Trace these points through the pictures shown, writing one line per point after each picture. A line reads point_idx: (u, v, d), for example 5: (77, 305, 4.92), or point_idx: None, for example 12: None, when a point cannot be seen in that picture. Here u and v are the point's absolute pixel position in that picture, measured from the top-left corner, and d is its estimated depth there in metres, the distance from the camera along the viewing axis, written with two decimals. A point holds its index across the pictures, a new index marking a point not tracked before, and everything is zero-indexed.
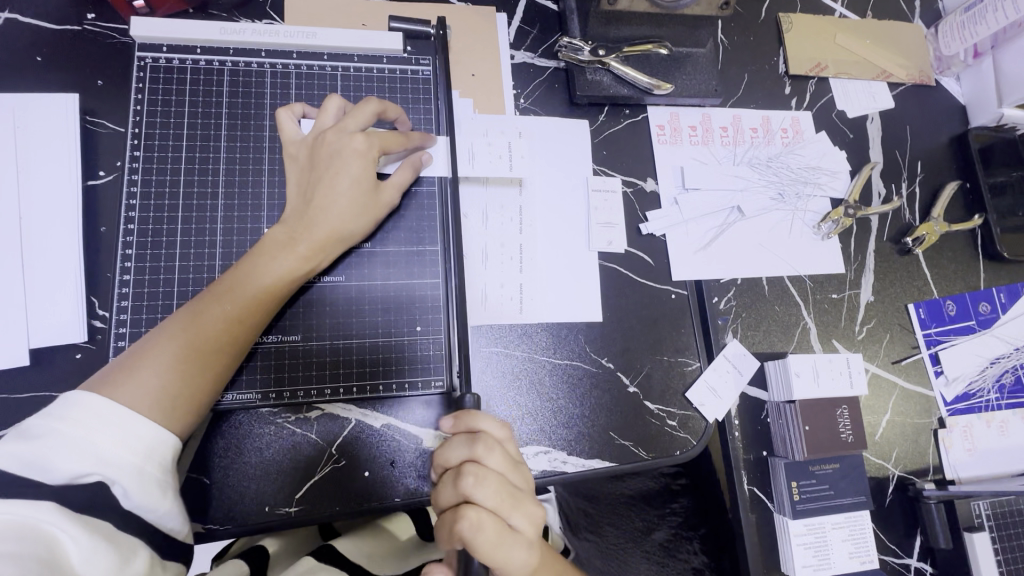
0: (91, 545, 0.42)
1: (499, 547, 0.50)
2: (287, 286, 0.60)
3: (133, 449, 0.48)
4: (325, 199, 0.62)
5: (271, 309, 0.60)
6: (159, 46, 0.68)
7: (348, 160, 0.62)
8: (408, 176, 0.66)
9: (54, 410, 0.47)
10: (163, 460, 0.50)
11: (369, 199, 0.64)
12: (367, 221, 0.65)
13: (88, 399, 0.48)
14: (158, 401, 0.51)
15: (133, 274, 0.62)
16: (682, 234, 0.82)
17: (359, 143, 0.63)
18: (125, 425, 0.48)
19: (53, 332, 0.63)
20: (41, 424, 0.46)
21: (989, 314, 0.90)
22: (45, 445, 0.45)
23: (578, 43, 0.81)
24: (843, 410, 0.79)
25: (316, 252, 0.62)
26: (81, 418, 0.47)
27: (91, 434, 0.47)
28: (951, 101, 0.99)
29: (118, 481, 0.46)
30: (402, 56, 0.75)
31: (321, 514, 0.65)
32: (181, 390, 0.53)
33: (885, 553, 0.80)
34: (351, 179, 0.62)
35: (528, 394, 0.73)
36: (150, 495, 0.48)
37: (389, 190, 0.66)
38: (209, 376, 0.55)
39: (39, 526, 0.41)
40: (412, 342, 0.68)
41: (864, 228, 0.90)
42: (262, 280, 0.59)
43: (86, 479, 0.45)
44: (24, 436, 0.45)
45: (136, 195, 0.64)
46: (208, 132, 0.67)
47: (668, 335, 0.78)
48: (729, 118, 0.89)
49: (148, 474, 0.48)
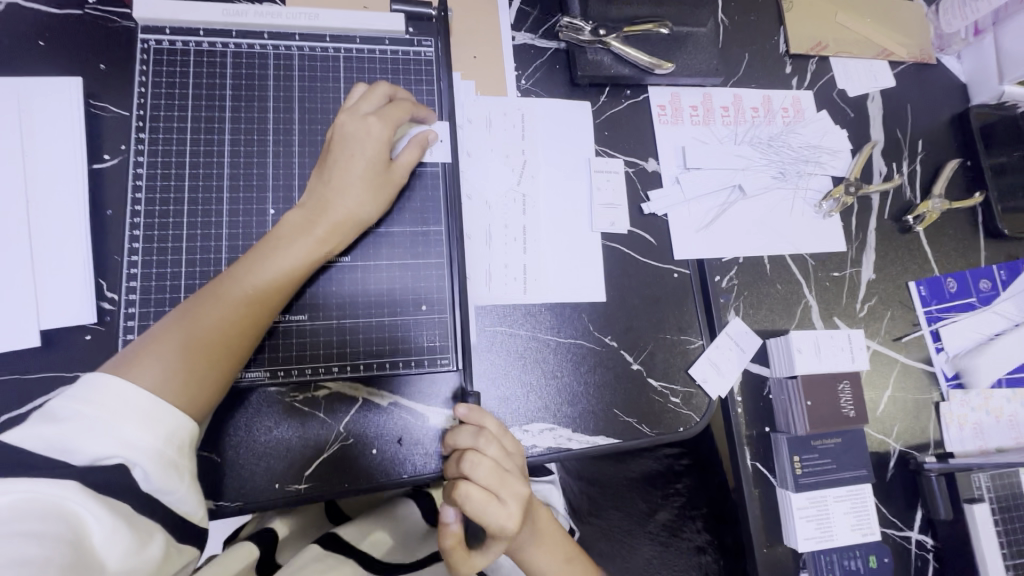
0: (113, 526, 0.43)
1: (488, 519, 0.52)
2: (305, 269, 0.61)
3: (155, 432, 0.48)
4: (341, 183, 0.63)
5: (289, 293, 0.61)
6: (162, 29, 0.68)
7: (362, 143, 0.63)
8: (415, 155, 0.67)
9: (74, 392, 0.48)
10: (183, 443, 0.50)
11: (381, 180, 0.65)
12: (382, 204, 0.65)
13: (109, 380, 0.48)
14: (179, 383, 0.52)
15: (141, 255, 0.63)
16: (683, 214, 0.83)
17: (379, 131, 0.64)
18: (146, 408, 0.48)
19: (63, 314, 0.64)
20: (63, 407, 0.47)
21: (989, 291, 0.90)
22: (66, 427, 0.46)
23: (578, 23, 0.80)
24: (845, 385, 0.80)
25: (331, 235, 0.62)
26: (103, 401, 0.47)
27: (110, 416, 0.47)
28: (951, 79, 0.99)
29: (138, 465, 0.47)
30: (404, 38, 0.75)
31: (330, 491, 0.66)
32: (199, 372, 0.54)
33: (886, 526, 0.81)
34: (368, 162, 0.63)
35: (533, 373, 0.73)
36: (169, 478, 0.48)
37: (402, 171, 0.66)
38: (227, 358, 0.56)
39: (63, 505, 0.42)
40: (419, 323, 0.69)
41: (865, 207, 0.91)
42: (281, 263, 0.59)
43: (109, 461, 0.46)
44: (50, 419, 0.46)
45: (141, 176, 0.65)
46: (212, 114, 0.67)
47: (671, 313, 0.79)
48: (731, 98, 0.90)
49: (168, 457, 0.48)
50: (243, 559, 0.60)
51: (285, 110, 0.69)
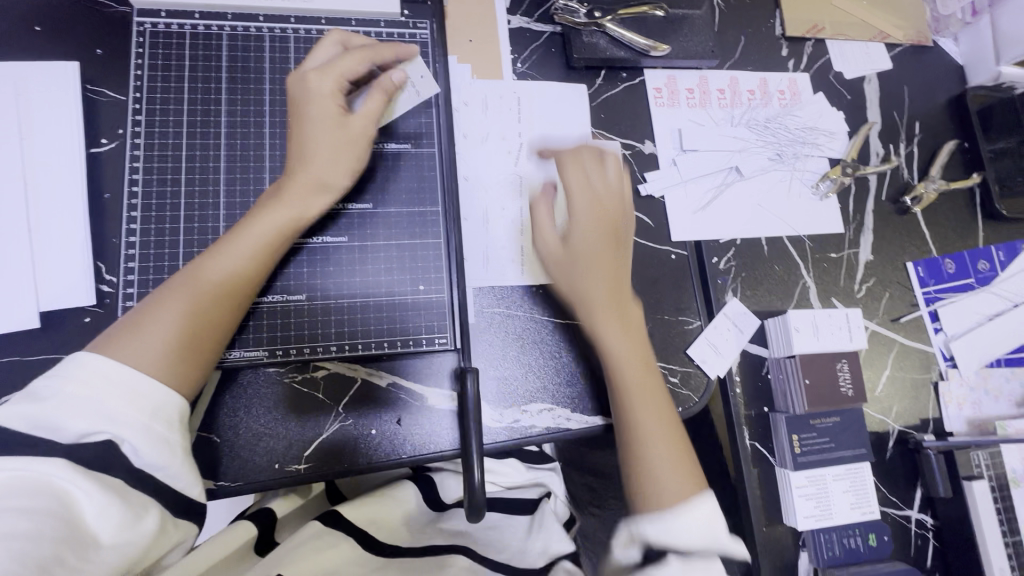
0: (103, 504, 0.44)
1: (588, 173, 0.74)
2: (281, 233, 0.60)
3: (140, 407, 0.49)
4: (307, 146, 0.62)
5: (270, 257, 0.60)
6: (158, 11, 0.68)
7: (315, 104, 0.63)
8: (380, 105, 0.66)
9: (59, 371, 0.48)
10: (171, 419, 0.50)
11: (341, 130, 0.63)
12: (353, 164, 0.64)
13: (94, 359, 0.49)
14: (164, 353, 0.52)
15: (140, 236, 0.63)
16: (681, 195, 0.83)
17: (325, 88, 0.63)
18: (130, 383, 0.49)
19: (62, 296, 0.64)
20: (46, 386, 0.47)
21: (988, 272, 0.90)
22: (52, 406, 0.46)
23: (573, 5, 0.82)
24: (843, 364, 0.80)
25: (305, 199, 0.62)
26: (84, 379, 0.48)
27: (96, 392, 0.47)
28: (948, 61, 0.99)
29: (127, 440, 0.47)
30: (399, 20, 0.74)
31: (329, 471, 0.66)
32: (186, 342, 0.53)
33: (886, 505, 0.81)
34: (323, 120, 0.63)
35: (531, 353, 0.74)
36: (159, 453, 0.48)
37: (367, 126, 0.65)
38: (213, 328, 0.56)
39: (53, 482, 0.43)
40: (415, 302, 0.69)
41: (863, 188, 0.91)
42: (255, 231, 0.59)
43: (95, 437, 0.46)
44: (33, 398, 0.47)
45: (139, 158, 0.65)
46: (209, 96, 0.68)
47: (670, 294, 0.79)
48: (727, 80, 0.90)
49: (157, 432, 0.49)
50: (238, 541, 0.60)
51: (281, 91, 0.69)
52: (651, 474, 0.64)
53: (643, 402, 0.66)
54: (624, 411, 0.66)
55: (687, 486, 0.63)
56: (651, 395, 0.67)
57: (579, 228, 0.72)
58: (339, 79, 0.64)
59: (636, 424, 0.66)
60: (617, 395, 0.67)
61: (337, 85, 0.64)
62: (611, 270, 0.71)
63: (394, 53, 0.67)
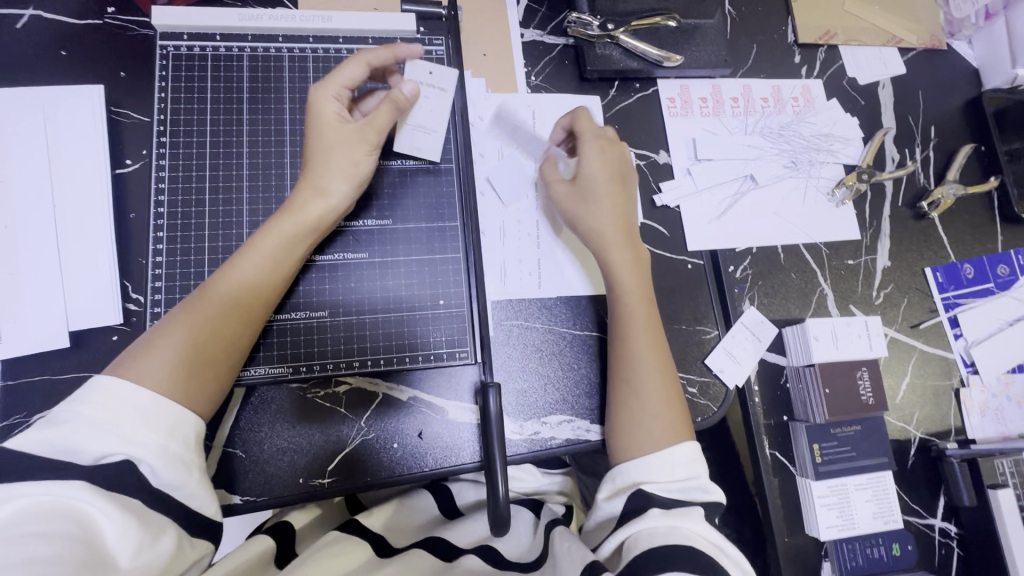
0: (123, 522, 0.45)
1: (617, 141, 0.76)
2: (278, 251, 0.61)
3: (157, 429, 0.50)
4: (315, 157, 0.63)
5: (279, 268, 0.61)
6: (180, 34, 0.69)
7: (320, 116, 0.63)
8: (388, 113, 0.64)
9: (78, 396, 0.49)
10: (188, 438, 0.52)
11: (343, 136, 0.63)
12: (359, 168, 0.64)
13: (110, 381, 0.50)
14: (176, 367, 0.53)
15: (165, 256, 0.64)
16: (695, 205, 0.83)
17: (325, 98, 0.63)
18: (146, 406, 0.50)
19: (91, 314, 0.65)
20: (64, 411, 0.48)
21: (1008, 277, 0.90)
22: (71, 430, 0.47)
23: (587, 18, 0.82)
24: (863, 372, 0.80)
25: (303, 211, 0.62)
26: (102, 402, 0.49)
27: (115, 416, 0.48)
28: (963, 65, 0.99)
29: (144, 460, 0.48)
30: (415, 37, 0.75)
31: (353, 484, 0.66)
32: (197, 357, 0.55)
33: (909, 514, 0.81)
34: (329, 126, 0.63)
35: (550, 365, 0.74)
36: (176, 472, 0.50)
37: (370, 129, 0.63)
38: (223, 342, 0.57)
39: (72, 505, 0.43)
40: (435, 316, 0.70)
41: (879, 194, 0.90)
42: (252, 253, 0.60)
43: (111, 458, 0.47)
44: (52, 423, 0.48)
45: (164, 179, 0.66)
46: (231, 116, 0.69)
47: (687, 304, 0.79)
48: (740, 88, 0.90)
49: (174, 452, 0.50)
50: (257, 551, 0.61)
51: (301, 110, 0.70)
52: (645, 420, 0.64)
53: (633, 336, 0.68)
54: (622, 344, 0.68)
55: (673, 434, 0.64)
56: (651, 333, 0.68)
57: (598, 180, 0.72)
58: (339, 89, 0.64)
59: (631, 349, 0.67)
60: (620, 332, 0.69)
61: (337, 95, 0.64)
62: (619, 218, 0.72)
63: (393, 54, 0.66)
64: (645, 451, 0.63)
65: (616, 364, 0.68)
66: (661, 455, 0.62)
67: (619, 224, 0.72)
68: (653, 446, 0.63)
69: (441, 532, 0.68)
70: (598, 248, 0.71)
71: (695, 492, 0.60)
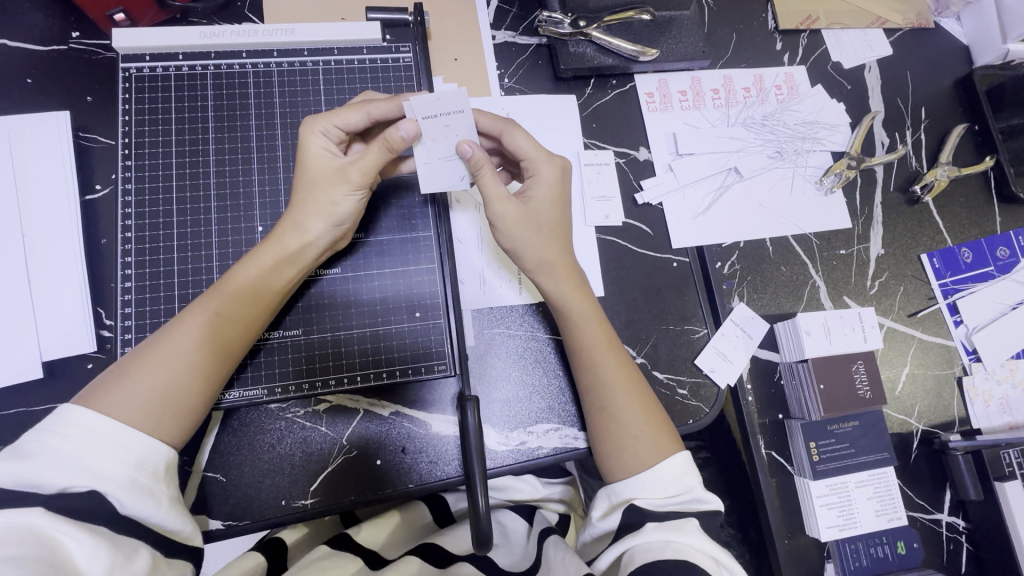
0: (94, 545, 0.42)
1: (532, 158, 0.65)
2: (265, 282, 0.59)
3: (125, 460, 0.48)
4: (298, 192, 0.61)
5: (261, 304, 0.59)
6: (142, 55, 0.68)
7: (307, 152, 0.61)
8: (380, 155, 0.58)
9: (47, 426, 0.47)
10: (158, 469, 0.50)
11: (326, 176, 0.60)
12: (339, 208, 0.61)
13: (77, 412, 0.47)
14: (152, 400, 0.51)
15: (134, 281, 0.64)
16: (679, 201, 0.81)
17: (313, 135, 0.60)
18: (114, 438, 0.48)
19: (64, 343, 0.65)
20: (32, 442, 0.46)
21: (1008, 259, 0.87)
22: (35, 460, 0.45)
23: (558, 16, 0.80)
24: (859, 366, 0.78)
25: (281, 241, 0.60)
26: (67, 432, 0.47)
27: (83, 446, 0.47)
28: (952, 42, 0.96)
29: (112, 492, 0.46)
30: (382, 46, 0.74)
31: (338, 503, 0.65)
32: (176, 387, 0.52)
33: (914, 510, 0.79)
34: (316, 165, 0.61)
35: (535, 372, 0.72)
36: (145, 502, 0.48)
37: (353, 168, 0.60)
38: (202, 376, 0.54)
39: (38, 529, 0.41)
40: (410, 330, 0.68)
41: (869, 180, 0.87)
42: (241, 279, 0.58)
43: (77, 488, 0.45)
44: (18, 455, 0.45)
45: (130, 204, 0.65)
46: (196, 137, 0.68)
47: (674, 303, 0.77)
48: (720, 80, 0.88)
49: (141, 483, 0.48)
50: (247, 566, 0.59)
51: (267, 127, 0.69)
52: (625, 444, 0.62)
53: (601, 358, 0.65)
54: (586, 368, 0.65)
55: (663, 448, 0.62)
56: (616, 355, 0.66)
57: (547, 211, 0.66)
58: (328, 126, 0.61)
59: (595, 378, 0.65)
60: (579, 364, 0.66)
61: (322, 127, 0.60)
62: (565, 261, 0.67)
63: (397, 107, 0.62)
64: (634, 469, 0.61)
65: (586, 392, 0.65)
66: (653, 471, 0.60)
67: (563, 243, 0.67)
68: (642, 466, 0.60)
69: (432, 538, 0.66)
70: (552, 293, 0.67)
71: (690, 505, 0.58)
